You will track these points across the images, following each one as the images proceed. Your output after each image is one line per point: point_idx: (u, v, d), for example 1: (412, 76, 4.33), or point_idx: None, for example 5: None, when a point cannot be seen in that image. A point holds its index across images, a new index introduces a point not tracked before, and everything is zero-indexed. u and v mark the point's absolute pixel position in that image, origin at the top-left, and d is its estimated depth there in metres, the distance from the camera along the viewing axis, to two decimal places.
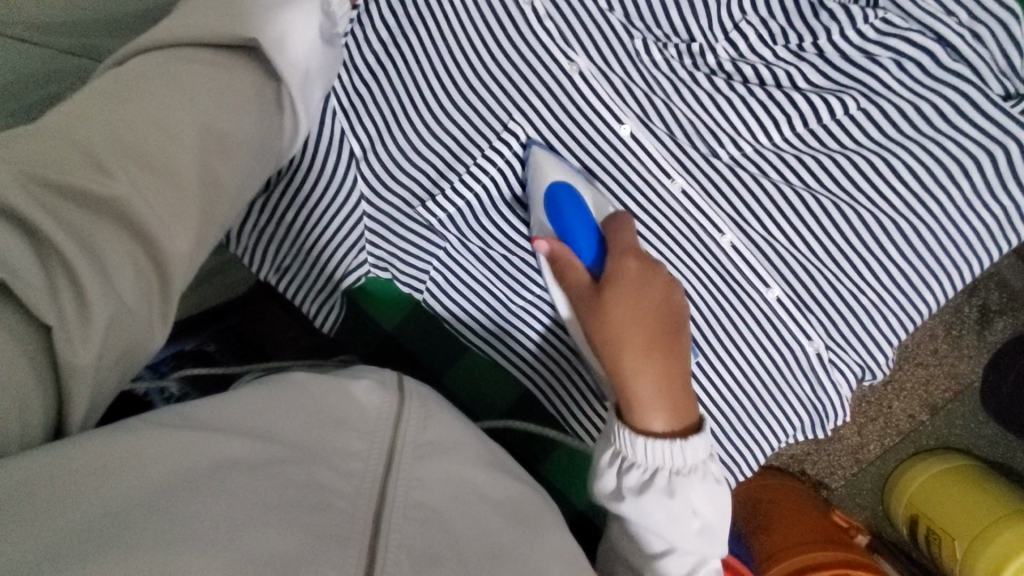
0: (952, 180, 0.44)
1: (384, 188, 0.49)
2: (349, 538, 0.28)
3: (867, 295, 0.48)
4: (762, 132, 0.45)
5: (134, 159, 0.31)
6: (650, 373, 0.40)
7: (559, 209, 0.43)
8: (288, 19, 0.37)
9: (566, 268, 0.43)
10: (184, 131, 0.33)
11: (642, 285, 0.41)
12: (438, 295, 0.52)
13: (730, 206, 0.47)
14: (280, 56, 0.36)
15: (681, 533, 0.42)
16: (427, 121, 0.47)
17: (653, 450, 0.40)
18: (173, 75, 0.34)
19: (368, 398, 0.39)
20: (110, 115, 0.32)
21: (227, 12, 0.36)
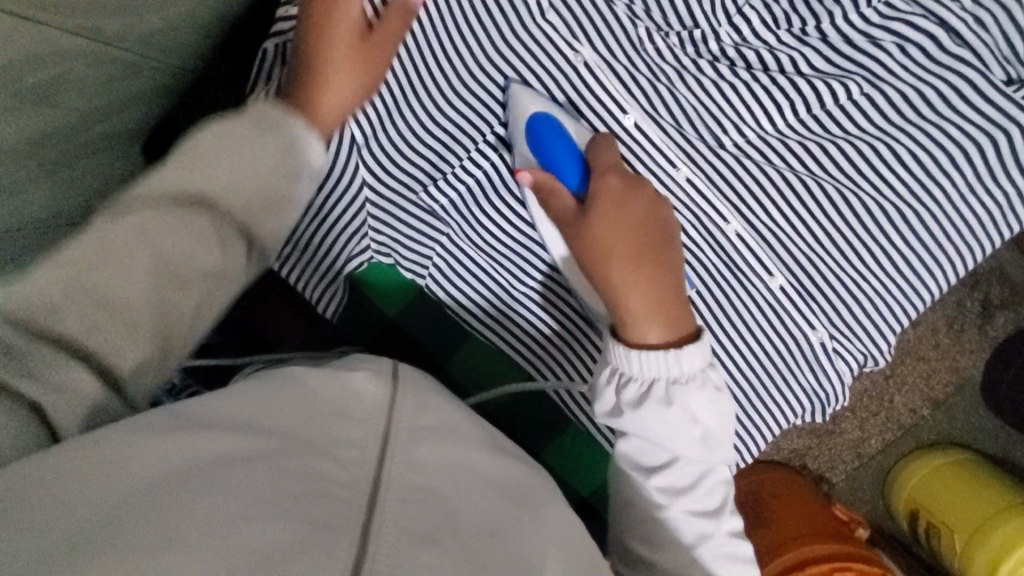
0: (956, 166, 0.44)
1: (385, 174, 0.49)
2: (342, 524, 0.28)
3: (870, 283, 0.47)
4: (767, 117, 0.44)
5: (106, 310, 0.34)
6: (643, 284, 0.43)
7: (541, 138, 0.42)
8: (239, 156, 0.39)
9: (551, 197, 0.43)
10: (147, 276, 0.35)
11: (626, 204, 0.42)
12: (442, 280, 0.52)
13: (735, 195, 0.46)
14: (231, 189, 0.38)
15: (681, 442, 0.45)
16: (427, 106, 0.46)
17: (646, 364, 0.43)
18: (143, 218, 0.36)
19: (365, 387, 0.39)
20: (81, 270, 0.34)
21: (192, 165, 0.38)
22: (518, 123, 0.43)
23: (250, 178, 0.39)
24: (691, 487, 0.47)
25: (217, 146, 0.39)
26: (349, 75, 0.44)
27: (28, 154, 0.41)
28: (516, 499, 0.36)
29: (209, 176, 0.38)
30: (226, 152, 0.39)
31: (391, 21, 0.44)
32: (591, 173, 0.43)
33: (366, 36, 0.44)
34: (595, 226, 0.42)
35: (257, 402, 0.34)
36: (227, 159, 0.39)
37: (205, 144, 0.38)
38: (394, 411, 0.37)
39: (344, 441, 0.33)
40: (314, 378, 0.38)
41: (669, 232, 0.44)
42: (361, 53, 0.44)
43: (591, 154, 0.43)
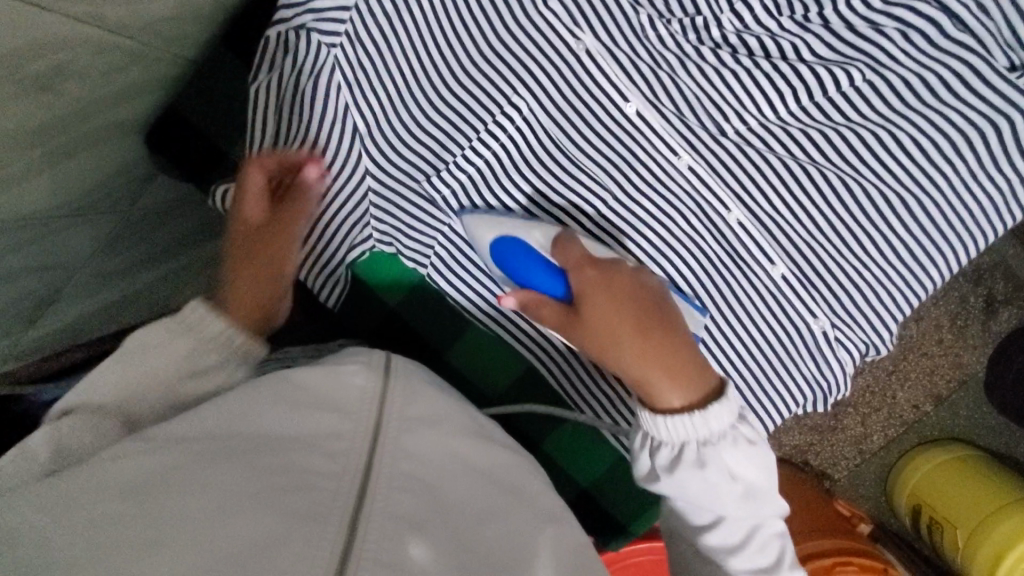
0: (958, 153, 0.44)
1: (389, 163, 0.49)
2: (330, 511, 0.28)
3: (872, 271, 0.47)
4: (768, 104, 0.44)
5: (76, 438, 0.34)
6: (648, 368, 0.41)
7: (505, 257, 0.44)
8: (167, 349, 0.38)
9: (538, 311, 0.44)
10: (123, 420, 0.35)
11: (604, 300, 0.42)
12: (443, 272, 0.51)
13: (736, 183, 0.46)
14: (171, 372, 0.37)
15: (723, 500, 0.42)
16: (429, 95, 0.47)
17: (674, 429, 0.41)
18: (91, 418, 0.35)
19: (358, 375, 0.38)
20: (49, 444, 0.33)
21: (128, 384, 0.37)
22: (484, 248, 0.46)
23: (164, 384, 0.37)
24: (744, 545, 0.43)
25: (142, 353, 0.38)
26: (276, 261, 0.44)
27: (30, 142, 0.41)
28: (509, 493, 0.36)
29: (129, 377, 0.37)
30: (150, 362, 0.38)
31: (294, 200, 0.46)
32: (564, 274, 0.43)
33: (276, 220, 0.45)
34: (583, 330, 0.42)
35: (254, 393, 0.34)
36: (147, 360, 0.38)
37: (135, 345, 0.38)
38: (385, 402, 0.37)
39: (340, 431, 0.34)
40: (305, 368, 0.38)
41: (659, 304, 0.43)
42: (278, 233, 0.45)
43: (557, 258, 0.43)
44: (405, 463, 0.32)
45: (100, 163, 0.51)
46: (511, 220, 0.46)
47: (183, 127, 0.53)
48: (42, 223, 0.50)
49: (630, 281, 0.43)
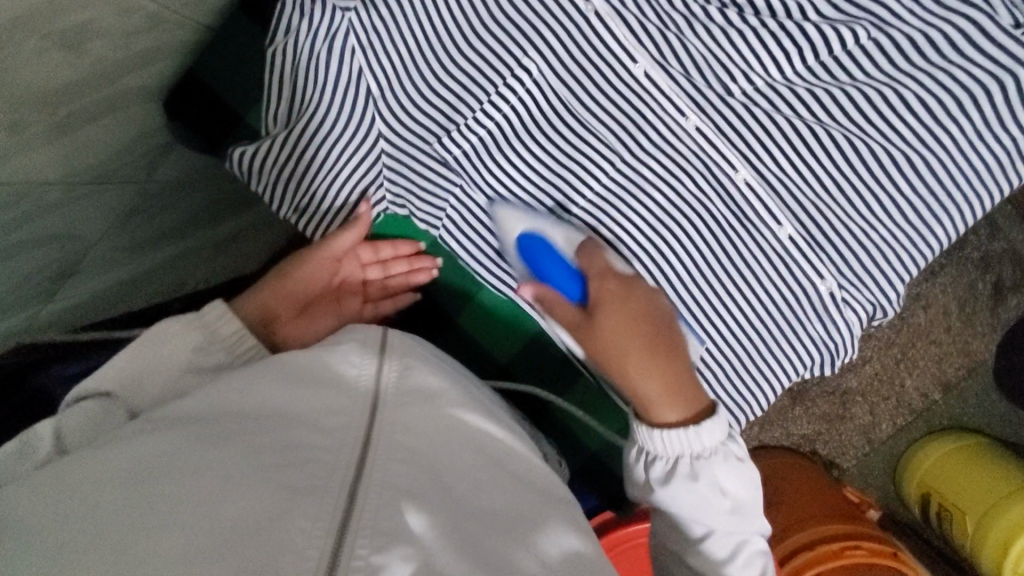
0: (963, 112, 0.45)
1: (402, 126, 0.51)
2: (326, 489, 0.30)
3: (879, 232, 0.48)
4: (774, 64, 0.45)
5: (105, 411, 0.41)
6: (650, 378, 0.45)
7: (532, 253, 0.48)
8: (163, 331, 0.45)
9: (554, 307, 0.47)
10: (143, 394, 0.43)
11: (618, 309, 0.46)
12: (452, 233, 0.53)
13: (743, 144, 0.47)
14: (193, 353, 0.45)
15: (714, 515, 0.45)
16: (441, 59, 0.48)
17: (670, 442, 0.45)
18: (108, 374, 0.43)
19: (355, 361, 0.42)
20: (91, 398, 0.42)
21: (161, 352, 0.44)
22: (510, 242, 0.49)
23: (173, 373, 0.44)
24: (731, 560, 0.45)
25: (177, 333, 0.45)
26: (301, 287, 0.52)
27: (49, 105, 0.42)
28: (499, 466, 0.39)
29: (142, 368, 0.44)
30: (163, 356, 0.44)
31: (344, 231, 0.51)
32: (585, 280, 0.47)
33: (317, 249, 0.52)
34: (596, 331, 0.46)
35: (262, 376, 0.38)
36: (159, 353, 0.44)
37: (152, 339, 0.45)
38: (381, 382, 0.40)
39: (338, 407, 0.37)
40: (311, 353, 0.41)
41: (668, 324, 0.47)
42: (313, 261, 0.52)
43: (580, 262, 0.48)
44: (402, 439, 0.36)
45: (116, 132, 0.52)
46: (539, 218, 0.49)
47: (199, 90, 0.53)
48: (62, 191, 0.51)
49: (645, 296, 0.47)
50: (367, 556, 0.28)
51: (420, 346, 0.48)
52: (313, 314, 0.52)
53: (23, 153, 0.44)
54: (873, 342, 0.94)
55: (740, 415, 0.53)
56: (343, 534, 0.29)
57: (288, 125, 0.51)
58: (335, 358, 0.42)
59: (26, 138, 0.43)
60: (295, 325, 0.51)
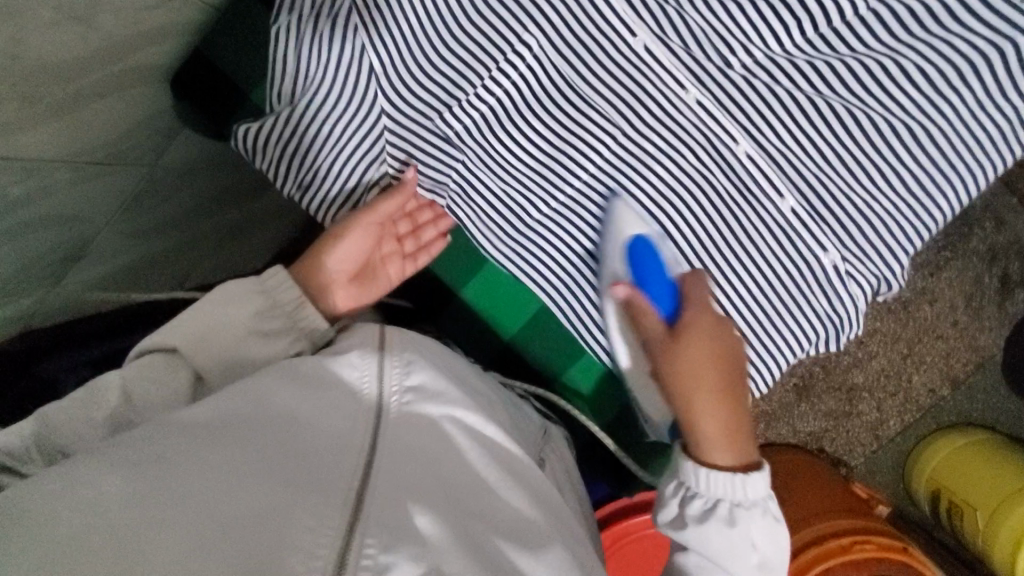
0: (963, 82, 0.45)
1: (405, 104, 0.52)
2: (321, 532, 0.32)
3: (881, 203, 0.48)
4: (773, 37, 0.45)
5: (168, 376, 0.46)
6: (715, 410, 0.46)
7: (638, 262, 0.49)
8: (230, 296, 0.48)
9: (642, 313, 0.49)
10: (206, 355, 0.47)
11: (710, 336, 0.47)
12: (457, 205, 0.55)
13: (744, 117, 0.48)
14: (257, 320, 0.48)
15: (741, 567, 0.44)
16: (443, 35, 0.48)
17: (714, 483, 0.45)
18: (179, 330, 0.47)
19: (357, 362, 0.46)
20: (156, 359, 0.46)
21: (228, 316, 0.48)
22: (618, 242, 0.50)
23: (235, 347, 0.47)
24: None
25: (243, 299, 0.48)
26: (350, 250, 0.53)
27: (60, 80, 0.43)
28: (491, 450, 0.46)
29: (208, 335, 0.47)
30: (227, 326, 0.47)
31: (390, 195, 0.53)
32: (683, 302, 0.48)
33: (363, 212, 0.53)
34: (682, 350, 0.47)
35: (271, 380, 0.42)
36: (223, 320, 0.47)
37: (220, 305, 0.48)
38: (384, 383, 0.45)
39: (347, 404, 0.42)
40: (317, 358, 0.45)
41: (738, 377, 0.48)
42: (359, 226, 0.53)
43: (682, 284, 0.49)
44: (400, 472, 0.39)
45: (120, 116, 0.53)
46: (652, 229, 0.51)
47: (203, 69, 0.56)
48: (72, 170, 0.52)
49: (731, 343, 0.48)
50: (375, 556, 0.32)
51: (418, 339, 0.52)
52: (373, 274, 0.55)
53: (34, 128, 0.45)
54: (879, 337, 0.93)
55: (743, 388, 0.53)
56: (350, 535, 0.32)
57: (292, 102, 0.52)
58: (341, 375, 0.45)
59: (37, 113, 0.44)
60: (348, 289, 0.53)
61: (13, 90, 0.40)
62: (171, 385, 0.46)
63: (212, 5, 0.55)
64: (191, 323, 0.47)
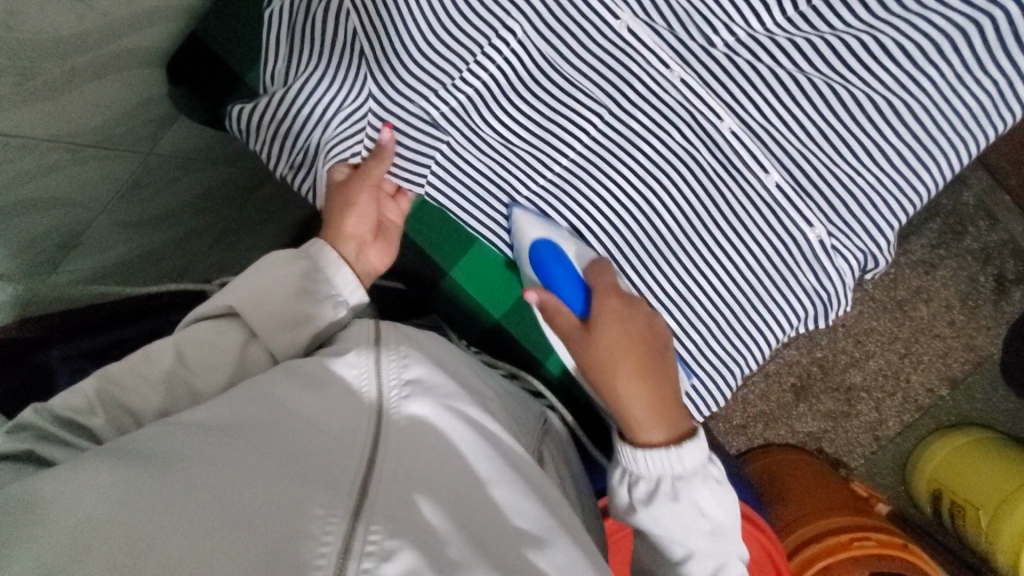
0: (942, 56, 0.46)
1: (392, 89, 0.52)
2: (325, 523, 0.32)
3: (865, 177, 0.49)
4: (754, 15, 0.47)
5: (216, 345, 0.49)
6: (637, 395, 0.47)
7: (545, 260, 0.51)
8: (280, 261, 0.50)
9: (555, 314, 0.50)
10: (256, 318, 0.49)
11: (617, 323, 0.48)
12: (440, 188, 0.56)
13: (727, 93, 0.49)
14: (303, 286, 0.50)
15: (692, 534, 0.46)
16: (433, 19, 0.49)
17: (652, 461, 0.46)
18: (234, 292, 0.50)
19: (354, 360, 0.46)
20: (208, 327, 0.50)
21: (276, 282, 0.50)
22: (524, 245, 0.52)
23: (276, 314, 0.49)
24: None
25: (292, 265, 0.51)
26: (363, 213, 0.54)
27: (55, 56, 0.45)
28: (494, 444, 0.45)
29: (249, 301, 0.49)
30: (268, 294, 0.49)
31: (373, 162, 0.53)
32: (590, 295, 0.50)
33: (360, 179, 0.54)
34: (594, 344, 0.48)
35: (269, 382, 0.43)
36: (264, 288, 0.49)
37: (261, 274, 0.50)
38: (382, 381, 0.45)
39: (343, 399, 0.43)
40: (316, 358, 0.46)
41: (662, 350, 0.49)
42: (362, 192, 0.54)
43: (589, 277, 0.50)
44: (404, 475, 0.38)
45: (113, 109, 0.54)
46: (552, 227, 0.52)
47: (204, 54, 0.58)
48: (68, 151, 0.53)
49: (648, 318, 0.49)
50: (380, 541, 0.32)
51: (413, 335, 0.52)
52: (391, 229, 0.57)
53: (31, 104, 0.46)
54: (875, 336, 0.93)
55: (732, 367, 0.53)
56: (355, 520, 0.33)
57: (287, 84, 0.54)
58: (340, 375, 0.45)
59: (34, 89, 0.45)
60: (377, 247, 0.56)
61: (9, 62, 0.41)
62: (223, 349, 0.49)
63: None
64: (237, 289, 0.50)
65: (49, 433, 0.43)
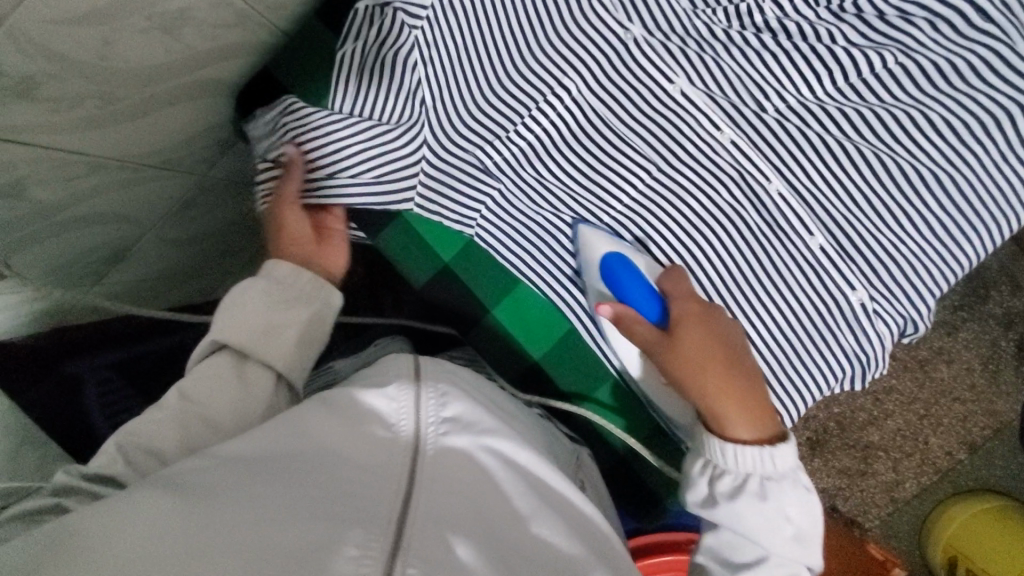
0: (988, 135, 0.47)
1: (447, 139, 0.55)
2: (365, 562, 0.32)
3: (908, 246, 0.50)
4: (807, 85, 0.48)
5: (215, 378, 0.50)
6: (724, 399, 0.47)
7: (617, 275, 0.50)
8: (250, 282, 0.52)
9: (632, 325, 0.48)
10: (248, 340, 0.50)
11: (700, 333, 0.48)
12: (489, 230, 0.58)
13: (776, 156, 0.50)
14: (279, 295, 0.52)
15: (776, 537, 0.47)
16: (494, 73, 0.52)
17: (743, 457, 0.46)
18: (219, 321, 0.51)
19: (393, 394, 0.46)
20: (209, 362, 0.51)
21: (257, 301, 0.51)
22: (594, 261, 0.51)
23: (257, 326, 0.51)
24: None
25: (263, 281, 0.52)
26: (297, 226, 0.56)
27: (121, 91, 0.47)
28: (528, 481, 0.45)
29: (230, 322, 0.51)
30: (242, 311, 0.51)
31: (285, 176, 0.55)
32: (668, 303, 0.49)
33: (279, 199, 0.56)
34: (677, 348, 0.47)
35: (309, 415, 0.43)
36: (242, 308, 0.51)
37: (233, 300, 0.52)
38: (419, 417, 0.45)
39: (378, 438, 0.42)
40: (353, 389, 0.46)
41: (747, 354, 0.49)
42: (286, 209, 0.56)
43: (663, 287, 0.50)
44: (438, 512, 0.37)
45: (164, 144, 0.56)
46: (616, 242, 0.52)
47: (270, 87, 0.59)
48: (121, 167, 0.55)
49: (730, 325, 0.49)
50: None
51: (450, 369, 0.52)
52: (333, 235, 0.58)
53: (109, 126, 0.49)
54: (895, 395, 0.92)
55: None
56: (393, 561, 0.33)
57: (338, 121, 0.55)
58: (375, 413, 0.44)
59: (106, 105, 0.47)
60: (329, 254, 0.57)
61: (86, 77, 0.43)
62: (224, 378, 0.50)
63: (282, 30, 0.58)
64: (223, 317, 0.51)
65: (73, 485, 0.44)
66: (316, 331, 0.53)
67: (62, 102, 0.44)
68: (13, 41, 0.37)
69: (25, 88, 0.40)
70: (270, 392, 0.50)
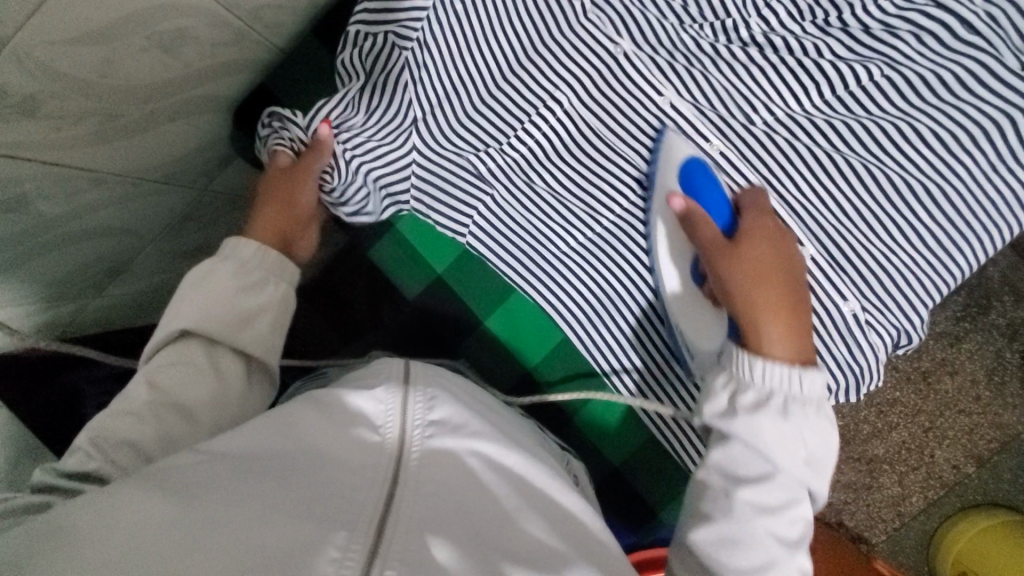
0: (977, 147, 0.47)
1: (439, 149, 0.56)
2: (344, 563, 0.32)
3: (899, 257, 0.50)
4: (795, 98, 0.49)
5: (184, 372, 0.48)
6: (771, 313, 0.46)
7: (697, 178, 0.49)
8: (214, 258, 0.51)
9: (700, 221, 0.48)
10: (213, 323, 0.49)
11: (770, 243, 0.47)
12: (483, 241, 0.60)
13: (765, 167, 0.50)
14: (242, 269, 0.51)
15: (791, 454, 0.44)
16: (487, 86, 0.53)
17: (772, 372, 0.45)
18: (182, 305, 0.50)
19: (380, 396, 0.46)
20: (173, 358, 0.49)
21: (218, 282, 0.50)
22: (672, 161, 0.50)
23: (219, 306, 0.49)
24: (778, 509, 0.44)
25: (226, 258, 0.51)
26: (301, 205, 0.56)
27: (117, 107, 0.48)
28: (513, 482, 0.45)
29: (194, 307, 0.49)
30: (204, 287, 0.50)
31: (316, 155, 0.55)
32: (743, 216, 0.49)
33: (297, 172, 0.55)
34: (740, 253, 0.47)
35: (302, 415, 0.43)
36: (205, 291, 0.50)
37: (194, 278, 0.51)
38: (406, 421, 0.44)
39: (366, 441, 0.42)
40: (343, 391, 0.46)
41: (800, 284, 0.48)
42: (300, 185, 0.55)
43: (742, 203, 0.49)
44: (421, 511, 0.38)
45: (160, 159, 0.57)
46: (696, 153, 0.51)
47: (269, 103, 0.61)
48: (117, 182, 0.55)
49: (794, 253, 0.49)
50: None
51: (439, 374, 0.52)
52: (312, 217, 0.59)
53: (111, 141, 0.51)
54: (899, 407, 0.91)
55: None
56: (374, 559, 0.33)
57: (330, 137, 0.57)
58: (362, 412, 0.45)
59: (104, 121, 0.48)
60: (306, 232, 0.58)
61: (83, 95, 0.44)
62: (194, 367, 0.49)
63: (279, 49, 0.59)
64: (186, 300, 0.50)
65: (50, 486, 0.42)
66: (287, 317, 0.53)
67: (65, 119, 0.45)
68: (19, 63, 0.38)
69: (28, 105, 0.41)
70: (243, 387, 0.50)
